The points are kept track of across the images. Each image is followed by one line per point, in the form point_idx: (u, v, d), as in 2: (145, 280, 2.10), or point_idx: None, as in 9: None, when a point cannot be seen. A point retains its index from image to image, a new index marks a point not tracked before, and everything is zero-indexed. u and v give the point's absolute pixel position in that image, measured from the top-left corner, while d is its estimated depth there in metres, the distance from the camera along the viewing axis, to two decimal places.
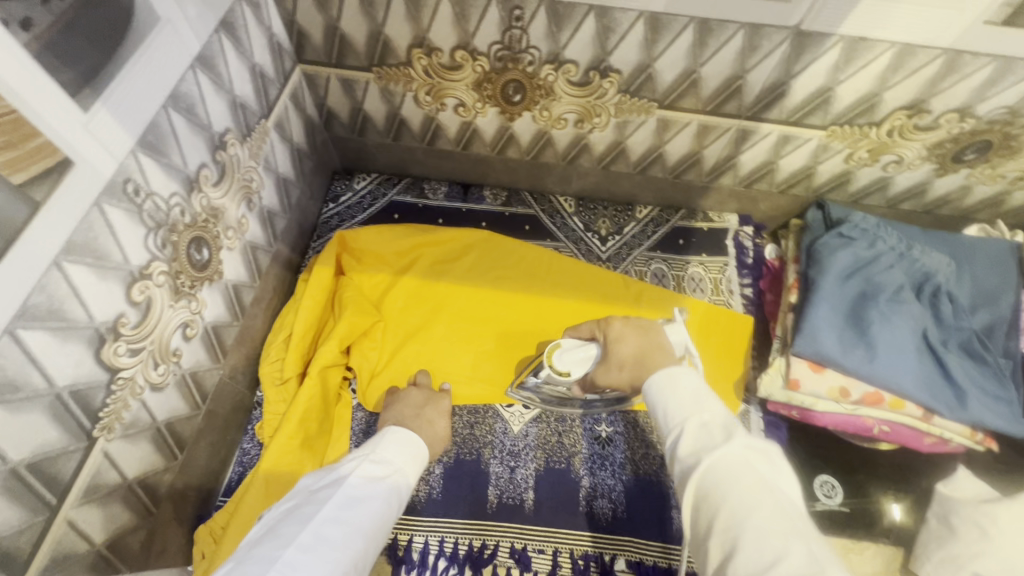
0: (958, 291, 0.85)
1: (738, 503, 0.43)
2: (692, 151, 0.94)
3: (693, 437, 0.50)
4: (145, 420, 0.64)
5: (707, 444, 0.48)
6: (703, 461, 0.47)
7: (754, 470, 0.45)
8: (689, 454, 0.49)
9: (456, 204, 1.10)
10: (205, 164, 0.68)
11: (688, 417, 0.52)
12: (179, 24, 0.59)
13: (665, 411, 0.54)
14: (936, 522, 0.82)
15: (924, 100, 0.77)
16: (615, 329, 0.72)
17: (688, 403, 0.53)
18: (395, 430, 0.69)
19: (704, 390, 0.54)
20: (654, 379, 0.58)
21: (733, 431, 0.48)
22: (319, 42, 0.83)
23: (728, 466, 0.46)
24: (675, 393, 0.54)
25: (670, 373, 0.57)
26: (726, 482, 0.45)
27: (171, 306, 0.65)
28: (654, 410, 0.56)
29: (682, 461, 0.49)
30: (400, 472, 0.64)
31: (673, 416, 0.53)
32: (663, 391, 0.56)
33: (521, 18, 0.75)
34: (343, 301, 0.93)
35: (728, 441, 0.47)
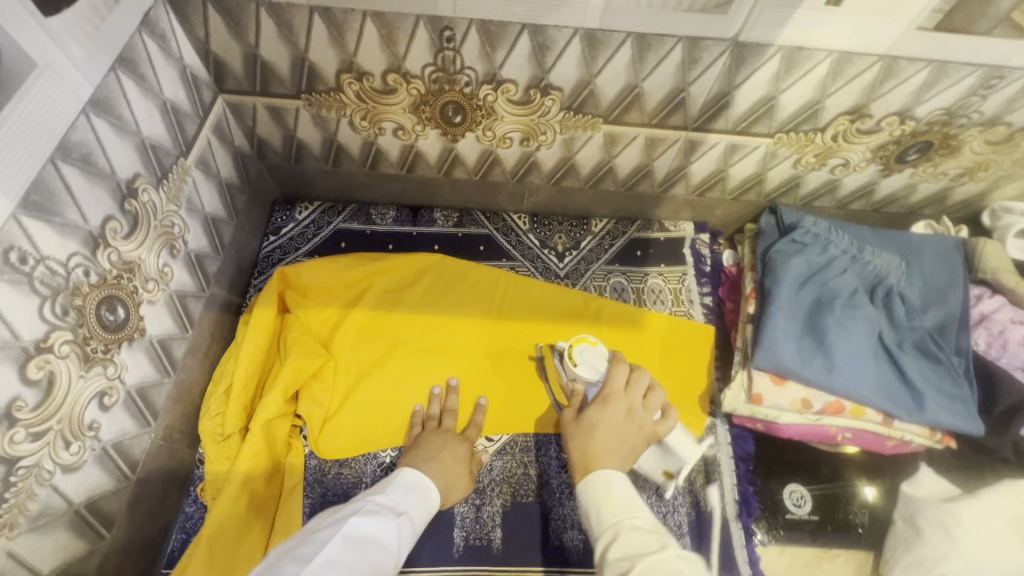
0: (908, 291, 0.86)
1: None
2: (641, 164, 0.92)
3: (624, 540, 0.51)
4: (59, 506, 0.57)
5: (638, 549, 0.49)
6: (635, 564, 0.47)
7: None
8: (620, 558, 0.49)
9: (406, 228, 1.05)
10: (113, 216, 0.62)
11: (620, 520, 0.53)
12: (64, 68, 0.53)
13: (598, 510, 0.55)
14: (903, 523, 0.82)
15: (865, 105, 0.77)
16: (614, 416, 0.66)
17: (622, 507, 0.55)
18: (411, 472, 0.70)
19: (634, 495, 0.56)
20: (591, 477, 0.59)
21: (661, 541, 0.50)
22: (239, 71, 0.77)
23: (659, 570, 0.46)
24: (610, 495, 0.56)
25: (611, 475, 0.58)
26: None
27: (81, 378, 0.59)
28: (586, 513, 0.57)
29: (613, 564, 0.49)
30: (408, 516, 0.63)
31: (607, 517, 0.54)
32: (596, 491, 0.57)
33: (452, 40, 0.71)
34: (288, 342, 0.88)
35: (661, 549, 0.48)
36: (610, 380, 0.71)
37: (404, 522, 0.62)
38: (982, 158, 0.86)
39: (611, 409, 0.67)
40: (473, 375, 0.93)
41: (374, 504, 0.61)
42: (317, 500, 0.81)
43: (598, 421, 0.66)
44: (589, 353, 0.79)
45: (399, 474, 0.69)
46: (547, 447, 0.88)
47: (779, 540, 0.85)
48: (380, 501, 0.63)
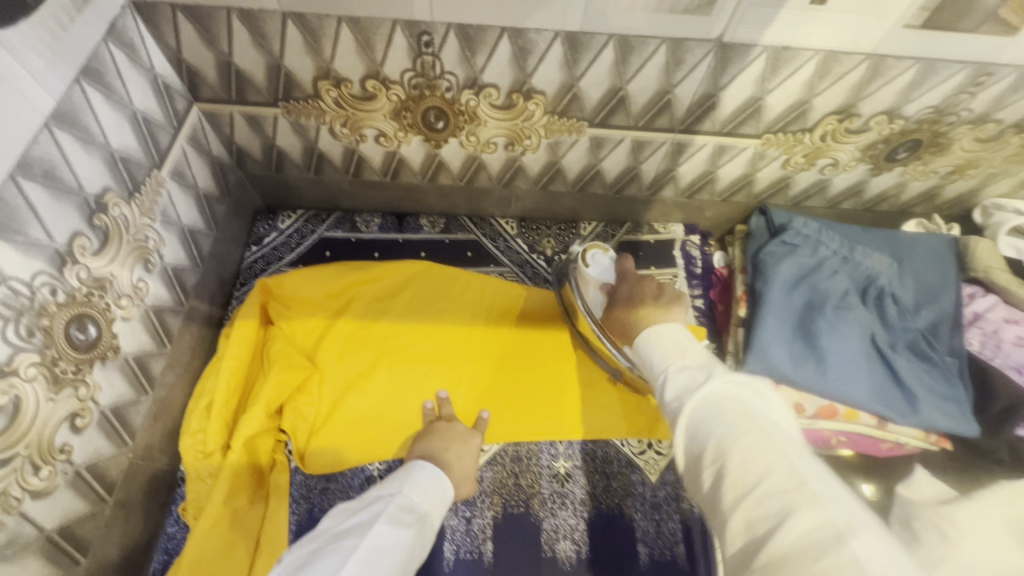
0: (901, 291, 0.85)
1: (725, 432, 0.45)
2: (629, 167, 0.90)
3: (677, 381, 0.52)
4: (29, 533, 0.56)
5: (690, 386, 0.51)
6: (687, 402, 0.49)
7: (738, 403, 0.47)
8: (675, 397, 0.51)
9: (392, 235, 1.03)
10: (80, 232, 0.59)
11: (673, 364, 0.54)
12: (24, 84, 0.51)
13: (654, 361, 0.57)
14: (899, 528, 0.80)
15: (853, 104, 0.75)
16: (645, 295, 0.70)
17: (673, 352, 0.56)
18: (426, 467, 0.71)
19: (689, 341, 0.57)
20: (645, 334, 0.60)
21: (710, 371, 0.51)
22: (214, 79, 0.75)
23: (713, 401, 0.48)
24: (661, 345, 0.58)
25: (659, 326, 0.60)
26: (713, 416, 0.47)
27: (49, 400, 0.57)
28: (644, 361, 0.60)
29: (671, 403, 0.51)
30: (427, 519, 0.66)
31: (658, 365, 0.56)
32: (649, 343, 0.59)
33: (430, 44, 0.69)
34: (271, 356, 0.86)
35: (711, 381, 0.49)
36: (623, 273, 0.77)
37: (423, 525, 0.65)
38: (972, 156, 0.85)
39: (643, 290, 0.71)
40: (461, 384, 0.92)
41: (395, 508, 0.63)
42: (304, 517, 0.79)
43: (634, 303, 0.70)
44: (602, 257, 0.82)
45: (415, 469, 0.70)
46: (537, 456, 0.87)
47: None
48: (401, 503, 0.65)
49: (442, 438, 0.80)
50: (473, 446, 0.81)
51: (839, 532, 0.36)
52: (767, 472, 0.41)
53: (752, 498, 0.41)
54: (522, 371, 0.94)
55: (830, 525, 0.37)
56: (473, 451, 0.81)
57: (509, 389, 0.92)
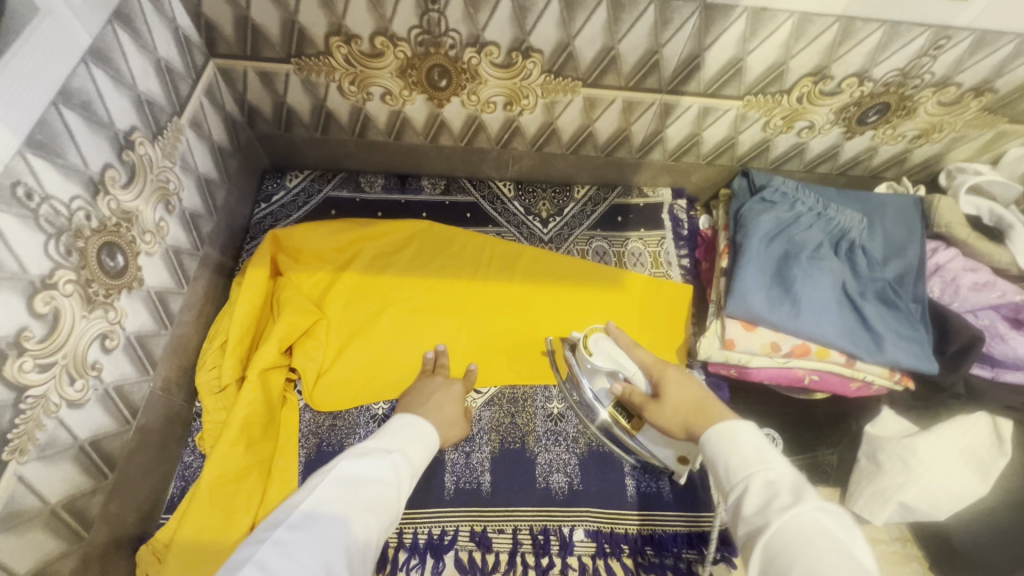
0: (869, 244, 0.92)
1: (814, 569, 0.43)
2: (620, 128, 0.96)
3: (758, 495, 0.51)
4: (64, 439, 0.60)
5: (772, 505, 0.49)
6: (766, 532, 0.47)
7: (828, 536, 0.45)
8: (756, 513, 0.49)
9: (395, 196, 1.08)
10: (111, 164, 0.64)
11: (753, 474, 0.52)
12: (65, 17, 0.55)
13: (728, 465, 0.55)
14: (865, 460, 0.87)
15: (826, 66, 0.82)
16: (671, 380, 0.72)
17: (753, 459, 0.54)
18: (399, 417, 0.68)
19: (766, 445, 0.55)
20: (713, 432, 0.59)
21: (800, 494, 0.48)
22: (230, 34, 0.80)
23: (796, 529, 0.46)
24: (738, 448, 0.55)
25: (735, 425, 0.58)
26: (800, 543, 0.45)
27: (84, 317, 0.61)
28: (712, 461, 0.57)
29: (751, 520, 0.49)
30: (404, 455, 0.61)
31: (737, 471, 0.53)
32: (723, 443, 0.57)
33: (436, 1, 0.74)
34: (281, 302, 0.90)
35: (799, 506, 0.47)
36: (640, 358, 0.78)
37: (399, 459, 0.60)
38: (936, 119, 0.91)
39: (669, 371, 0.74)
40: (460, 334, 0.97)
41: (365, 448, 0.60)
42: (313, 450, 0.84)
43: (671, 396, 0.71)
44: (604, 342, 0.80)
45: (394, 420, 0.67)
46: (532, 398, 0.92)
47: None
48: (372, 445, 0.61)
49: (424, 391, 0.82)
50: (456, 395, 0.83)
51: None
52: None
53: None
54: (517, 325, 0.99)
55: None
56: (455, 398, 0.82)
57: (506, 342, 0.97)
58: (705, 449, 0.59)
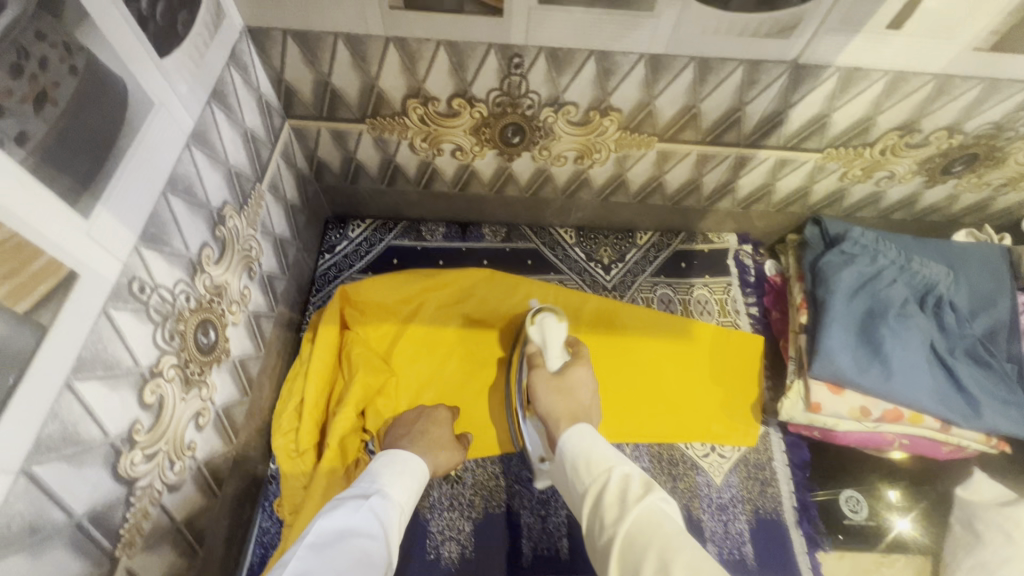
0: (957, 298, 0.88)
1: (664, 545, 0.49)
2: (691, 179, 0.94)
3: (614, 484, 0.58)
4: (165, 523, 0.60)
5: (628, 496, 0.56)
6: (625, 521, 0.53)
7: (670, 517, 0.53)
8: (614, 504, 0.56)
9: (456, 244, 1.07)
10: (207, 243, 0.64)
11: (608, 471, 0.60)
12: (173, 105, 0.55)
13: (587, 464, 0.63)
14: (960, 528, 0.84)
15: (916, 121, 0.79)
16: (582, 372, 0.81)
17: (611, 458, 0.62)
18: (385, 454, 0.71)
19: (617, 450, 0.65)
20: (576, 429, 0.69)
21: (648, 485, 0.57)
22: (309, 98, 0.80)
23: (649, 513, 0.53)
24: (596, 450, 0.64)
25: (584, 428, 0.69)
26: (647, 527, 0.52)
27: (182, 399, 0.61)
28: (574, 461, 0.65)
29: (613, 516, 0.55)
30: (387, 495, 0.64)
31: (597, 469, 0.61)
32: (583, 445, 0.65)
33: (520, 66, 0.73)
34: (351, 359, 0.89)
35: (647, 494, 0.55)
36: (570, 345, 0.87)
37: (380, 500, 0.63)
38: None
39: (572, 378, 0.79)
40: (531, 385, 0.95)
41: (341, 498, 0.62)
42: None
43: (567, 385, 0.79)
44: (548, 321, 0.88)
45: (372, 460, 0.71)
46: None
47: (837, 545, 0.86)
48: (349, 492, 0.63)
49: (408, 420, 0.82)
50: (443, 418, 0.84)
51: None
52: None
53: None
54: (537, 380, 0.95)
55: None
56: (439, 420, 0.83)
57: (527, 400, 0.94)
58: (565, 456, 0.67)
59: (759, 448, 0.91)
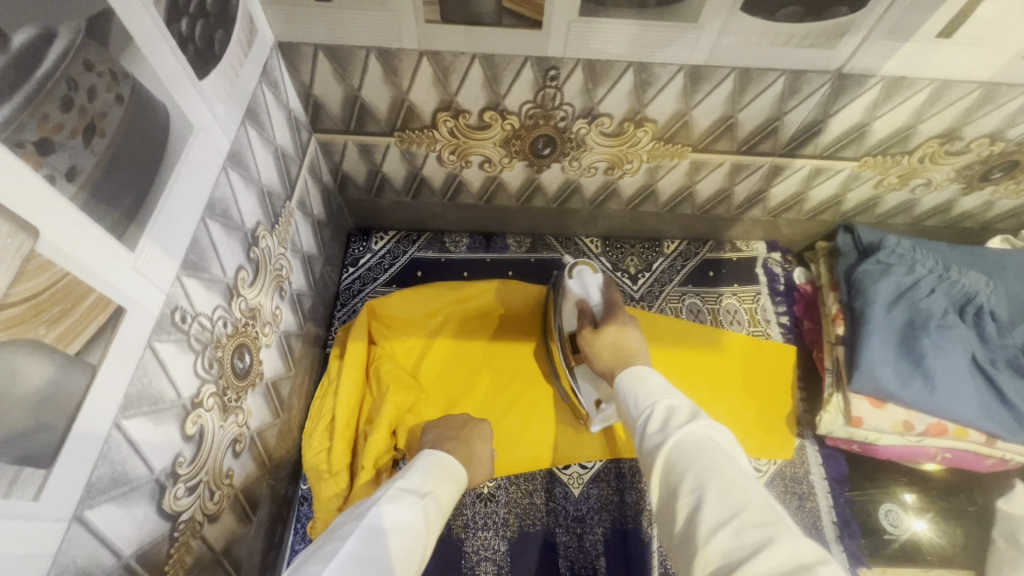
0: (998, 307, 0.86)
1: (704, 466, 0.47)
2: (723, 188, 0.92)
3: (661, 415, 0.55)
4: (206, 554, 0.59)
5: (673, 422, 0.53)
6: (665, 442, 0.51)
7: (717, 445, 0.49)
8: (657, 432, 0.53)
9: (480, 255, 1.06)
10: (243, 265, 0.62)
11: (657, 401, 0.56)
12: (211, 127, 0.54)
13: (638, 397, 0.59)
14: (1004, 542, 0.83)
15: (958, 129, 0.77)
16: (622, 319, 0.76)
17: (658, 391, 0.58)
18: (430, 453, 0.65)
19: (670, 386, 0.60)
20: (627, 373, 0.63)
21: (696, 414, 0.53)
22: (337, 112, 0.79)
23: (691, 441, 0.50)
24: (647, 384, 0.60)
25: (643, 368, 0.63)
26: (690, 452, 0.49)
27: (221, 427, 0.60)
28: (626, 397, 0.61)
29: (653, 434, 0.53)
30: (436, 497, 0.58)
31: (644, 400, 0.58)
32: (634, 382, 0.61)
33: (555, 78, 0.72)
34: (380, 376, 0.87)
35: (694, 423, 0.51)
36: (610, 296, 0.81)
37: (429, 502, 0.57)
38: None
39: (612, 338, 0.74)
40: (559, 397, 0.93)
41: (393, 488, 0.56)
42: None
43: (611, 335, 0.74)
44: (588, 275, 0.82)
45: (420, 457, 0.64)
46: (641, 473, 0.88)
47: (877, 560, 0.84)
48: (401, 485, 0.57)
49: (451, 425, 0.79)
50: (484, 431, 0.79)
51: (804, 564, 0.38)
52: (747, 502, 0.43)
53: (724, 518, 0.43)
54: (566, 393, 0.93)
55: (804, 558, 0.38)
56: (483, 435, 0.78)
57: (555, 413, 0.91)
58: (619, 390, 0.63)
59: (795, 462, 0.90)
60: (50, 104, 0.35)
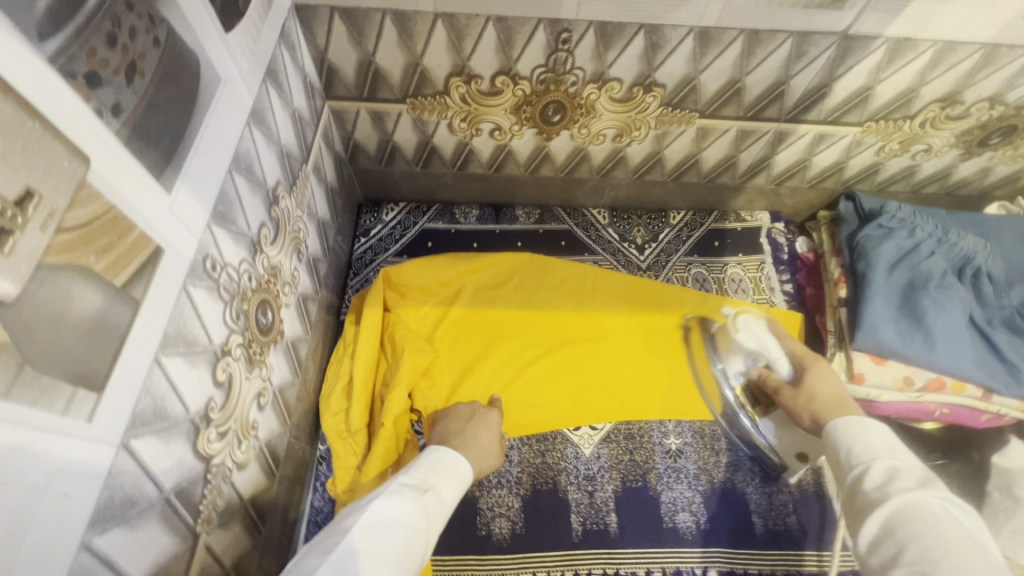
0: (994, 269, 0.88)
1: (934, 545, 0.42)
2: (728, 155, 0.94)
3: (882, 474, 0.49)
4: (235, 501, 0.61)
5: (895, 484, 0.48)
6: (885, 505, 0.46)
7: (957, 523, 0.43)
8: (876, 489, 0.48)
9: (489, 226, 1.07)
10: (265, 223, 0.64)
11: (875, 459, 0.51)
12: (236, 80, 0.55)
13: (850, 450, 0.54)
14: (998, 494, 0.86)
15: (958, 92, 0.79)
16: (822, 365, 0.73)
17: (879, 446, 0.52)
18: (436, 450, 0.65)
19: (897, 441, 0.53)
20: (841, 421, 0.57)
21: (930, 483, 0.47)
22: (351, 78, 0.80)
23: (922, 510, 0.44)
24: (867, 437, 0.54)
25: (864, 420, 0.56)
26: (920, 524, 0.44)
27: (247, 378, 0.61)
28: (836, 446, 0.56)
29: (864, 494, 0.49)
30: (441, 496, 0.59)
31: (859, 454, 0.53)
32: (849, 431, 0.55)
33: (567, 41, 0.73)
34: (396, 341, 0.89)
35: (926, 490, 0.46)
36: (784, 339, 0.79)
37: (433, 500, 0.58)
38: None
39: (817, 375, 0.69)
40: (589, 363, 0.93)
41: (398, 484, 0.56)
42: None
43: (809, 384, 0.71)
44: (755, 326, 0.79)
45: (428, 452, 0.64)
46: (648, 433, 0.91)
47: None
48: (405, 481, 0.58)
49: (460, 417, 0.79)
50: (491, 423, 0.79)
51: None
52: None
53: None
54: (627, 376, 0.93)
55: None
56: (489, 426, 0.78)
57: (560, 378, 0.92)
58: (826, 436, 0.59)
59: None
60: (97, 39, 0.36)
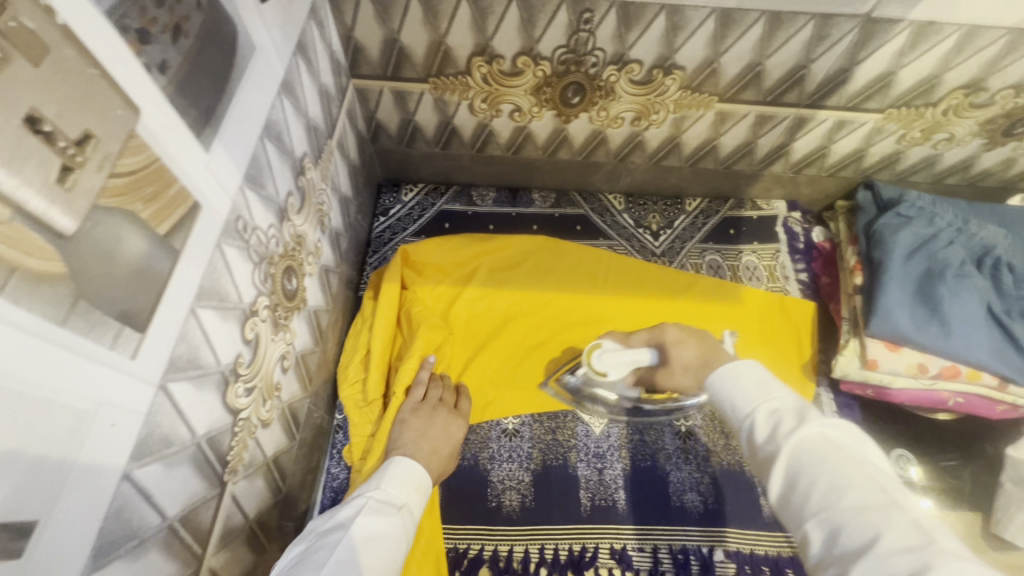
0: (1017, 260, 0.87)
1: (828, 484, 0.42)
2: (746, 141, 0.94)
3: (766, 422, 0.49)
4: (259, 457, 0.63)
5: (780, 430, 0.47)
6: (782, 455, 0.45)
7: (840, 451, 0.44)
8: (768, 441, 0.48)
9: (506, 209, 1.09)
10: (292, 192, 0.66)
11: (757, 406, 0.51)
12: (269, 51, 0.57)
13: (733, 404, 0.53)
14: (1012, 485, 0.84)
15: (983, 79, 0.79)
16: (671, 335, 0.76)
17: (753, 391, 0.52)
18: (399, 461, 0.67)
19: (769, 377, 0.54)
20: (717, 375, 0.56)
21: (803, 414, 0.48)
22: (376, 56, 0.82)
23: (809, 448, 0.45)
24: (741, 383, 0.53)
25: (733, 363, 0.56)
26: (810, 465, 0.44)
27: (273, 340, 0.64)
28: (721, 405, 0.55)
29: (761, 449, 0.48)
30: (412, 510, 0.63)
31: (743, 408, 0.52)
32: (726, 382, 0.55)
33: (589, 21, 0.74)
34: (413, 316, 0.92)
35: (806, 425, 0.46)
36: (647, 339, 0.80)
37: (407, 515, 0.61)
38: None
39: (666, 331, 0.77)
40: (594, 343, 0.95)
41: (373, 501, 0.60)
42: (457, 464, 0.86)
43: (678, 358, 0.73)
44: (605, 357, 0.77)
45: (394, 464, 0.67)
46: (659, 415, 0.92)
47: None
48: (380, 497, 0.61)
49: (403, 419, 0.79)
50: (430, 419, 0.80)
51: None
52: (887, 523, 0.39)
53: (857, 551, 0.38)
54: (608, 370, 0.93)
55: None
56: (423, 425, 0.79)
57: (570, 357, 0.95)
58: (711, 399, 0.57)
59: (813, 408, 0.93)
60: None
